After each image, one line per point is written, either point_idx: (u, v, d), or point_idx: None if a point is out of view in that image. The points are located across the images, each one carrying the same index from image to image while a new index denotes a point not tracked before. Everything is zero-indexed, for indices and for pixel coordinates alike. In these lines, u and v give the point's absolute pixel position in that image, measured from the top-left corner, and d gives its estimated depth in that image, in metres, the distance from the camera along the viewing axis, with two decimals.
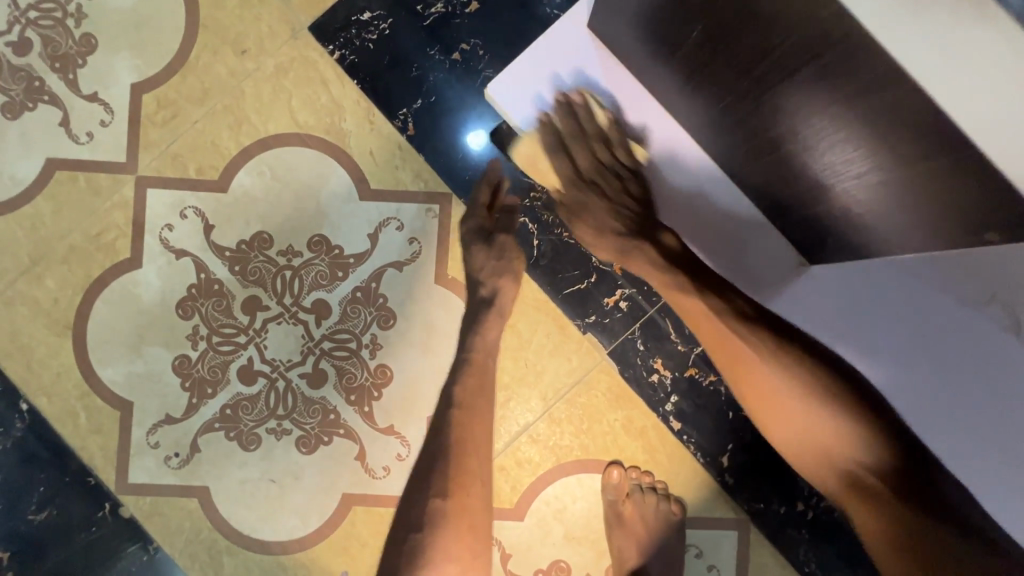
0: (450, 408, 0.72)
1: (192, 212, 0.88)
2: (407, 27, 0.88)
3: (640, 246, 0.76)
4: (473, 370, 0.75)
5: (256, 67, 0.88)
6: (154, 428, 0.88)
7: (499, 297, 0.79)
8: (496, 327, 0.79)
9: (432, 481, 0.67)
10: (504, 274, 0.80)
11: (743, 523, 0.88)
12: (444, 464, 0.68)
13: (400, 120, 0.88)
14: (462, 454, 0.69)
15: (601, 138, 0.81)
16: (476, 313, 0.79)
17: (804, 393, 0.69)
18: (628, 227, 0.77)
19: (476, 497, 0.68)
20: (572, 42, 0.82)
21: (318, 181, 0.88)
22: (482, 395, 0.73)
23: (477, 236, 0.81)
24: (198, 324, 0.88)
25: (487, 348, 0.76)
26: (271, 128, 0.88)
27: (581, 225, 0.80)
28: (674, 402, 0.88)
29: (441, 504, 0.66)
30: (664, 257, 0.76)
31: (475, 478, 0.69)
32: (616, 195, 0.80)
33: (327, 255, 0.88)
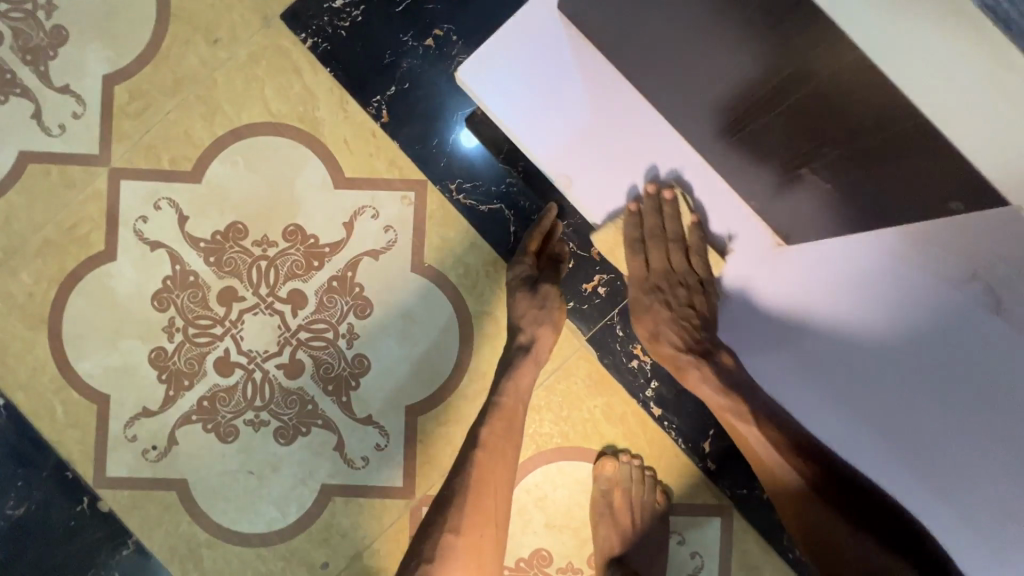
0: (475, 448, 0.75)
1: (167, 203, 0.87)
2: (380, 14, 0.87)
3: (700, 364, 0.79)
4: (502, 414, 0.76)
5: (229, 56, 0.88)
6: (131, 421, 0.87)
7: (536, 345, 0.80)
8: (531, 373, 0.80)
9: (448, 517, 0.71)
10: (544, 323, 0.80)
11: (725, 509, 0.87)
12: (462, 506, 0.71)
13: (374, 107, 0.88)
14: (480, 495, 0.73)
15: (680, 244, 0.81)
16: (512, 359, 0.79)
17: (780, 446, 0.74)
18: (691, 342, 0.80)
19: (489, 537, 0.72)
20: (545, 31, 0.80)
21: (293, 171, 0.88)
22: (508, 440, 0.76)
23: (523, 283, 0.81)
24: (173, 316, 0.87)
25: (518, 393, 0.78)
26: (244, 118, 0.88)
27: (641, 321, 0.83)
28: (654, 388, 0.87)
29: (454, 539, 0.70)
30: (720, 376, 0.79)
31: (490, 518, 0.73)
32: (681, 306, 0.81)
33: (303, 245, 0.87)
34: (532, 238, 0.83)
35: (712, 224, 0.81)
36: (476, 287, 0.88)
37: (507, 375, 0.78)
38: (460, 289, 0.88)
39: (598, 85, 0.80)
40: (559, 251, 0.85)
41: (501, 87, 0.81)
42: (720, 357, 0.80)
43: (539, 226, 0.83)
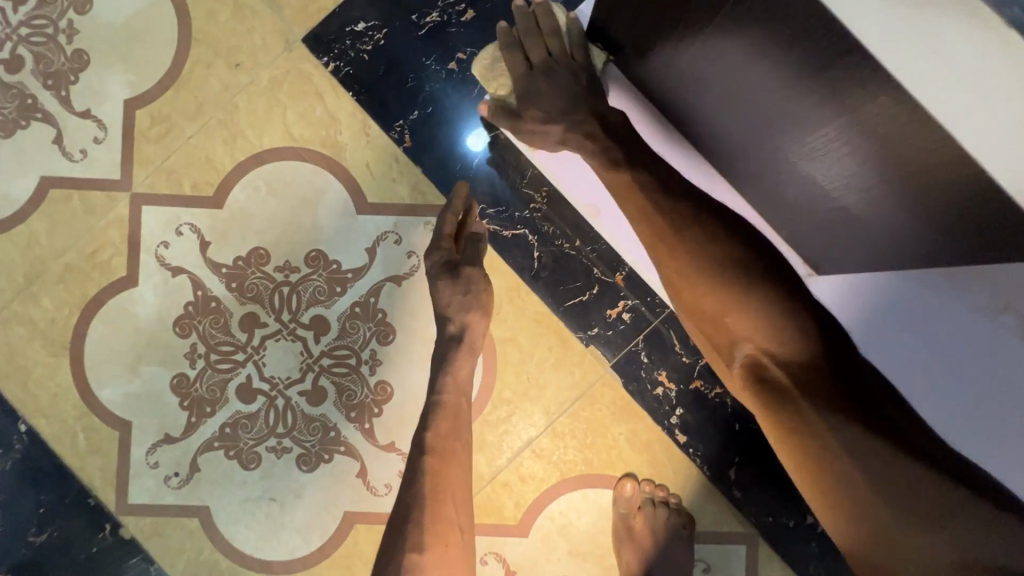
0: (421, 454, 0.69)
1: (188, 229, 0.87)
2: (403, 37, 0.87)
3: (585, 118, 0.72)
4: (445, 412, 0.72)
5: (250, 80, 0.87)
6: (153, 447, 0.87)
7: (469, 333, 0.77)
8: (468, 365, 0.76)
9: (408, 536, 0.65)
10: (472, 308, 0.77)
11: (751, 537, 0.86)
12: (418, 519, 0.65)
13: (396, 132, 0.87)
14: (438, 506, 0.67)
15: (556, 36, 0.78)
16: (446, 351, 0.76)
17: (710, 269, 0.66)
18: (575, 100, 0.74)
19: (456, 549, 0.66)
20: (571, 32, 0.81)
21: (315, 196, 0.87)
22: (457, 438, 0.71)
23: (443, 270, 0.79)
24: (195, 342, 0.87)
25: (459, 388, 0.74)
26: (266, 142, 0.87)
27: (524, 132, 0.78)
28: (679, 415, 0.86)
29: (418, 558, 0.64)
30: (604, 130, 0.71)
31: (453, 527, 0.67)
32: (564, 79, 0.76)
33: (325, 270, 0.87)
34: (444, 222, 0.81)
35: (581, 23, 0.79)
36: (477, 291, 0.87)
37: (442, 370, 0.74)
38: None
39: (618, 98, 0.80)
40: (479, 231, 0.83)
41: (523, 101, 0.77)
42: (608, 113, 0.73)
43: (451, 208, 0.81)
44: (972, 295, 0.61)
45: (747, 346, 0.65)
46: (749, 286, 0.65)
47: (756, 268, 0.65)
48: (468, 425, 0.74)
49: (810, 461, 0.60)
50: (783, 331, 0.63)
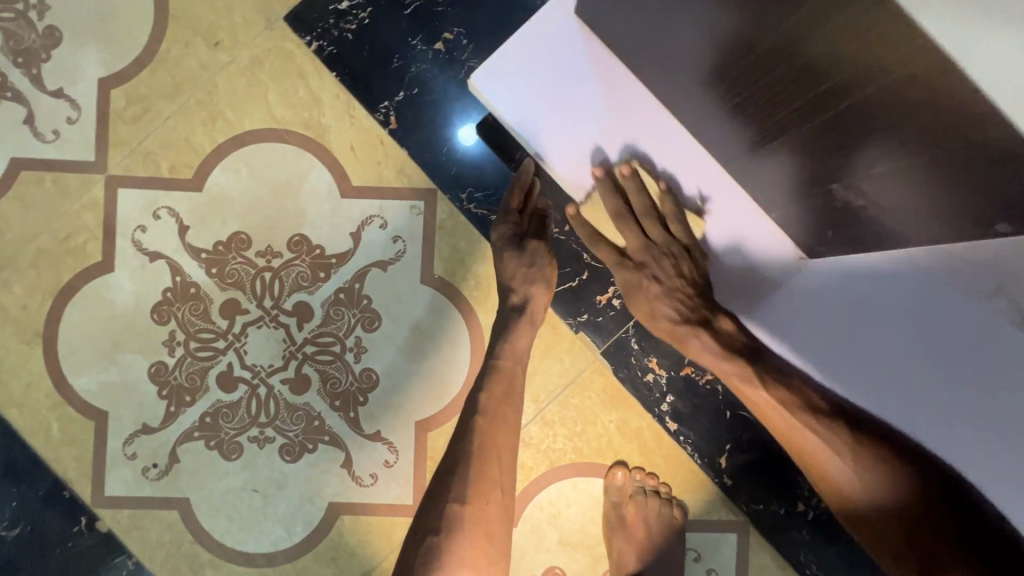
0: (476, 415, 0.71)
1: (166, 213, 0.84)
2: (387, 16, 0.84)
3: (698, 333, 0.74)
4: (501, 377, 0.73)
5: (230, 60, 0.85)
6: (131, 438, 0.84)
7: (530, 304, 0.76)
8: (528, 336, 0.76)
9: (454, 486, 0.67)
10: (536, 282, 0.76)
11: (741, 525, 0.85)
12: (465, 472, 0.68)
13: (381, 113, 0.85)
14: (482, 463, 0.69)
15: (653, 215, 0.77)
16: (506, 322, 0.76)
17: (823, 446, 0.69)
18: (686, 313, 0.75)
19: (495, 505, 0.68)
20: (558, 33, 0.75)
21: (298, 179, 0.85)
22: (509, 403, 0.72)
23: (508, 242, 0.77)
24: (174, 329, 0.84)
25: (516, 357, 0.74)
26: (247, 124, 0.85)
27: (634, 303, 0.78)
28: (670, 402, 0.85)
29: (460, 509, 0.66)
30: (721, 345, 0.74)
31: (495, 486, 0.68)
32: (669, 277, 0.76)
33: (309, 255, 0.85)
34: (513, 194, 0.80)
35: (683, 186, 0.77)
36: (455, 273, 0.85)
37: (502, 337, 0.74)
38: (471, 300, 0.85)
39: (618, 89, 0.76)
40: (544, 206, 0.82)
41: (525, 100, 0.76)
42: (719, 323, 0.76)
43: (519, 181, 0.79)
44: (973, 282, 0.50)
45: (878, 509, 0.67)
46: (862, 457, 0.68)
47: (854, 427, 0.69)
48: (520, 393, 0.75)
49: None
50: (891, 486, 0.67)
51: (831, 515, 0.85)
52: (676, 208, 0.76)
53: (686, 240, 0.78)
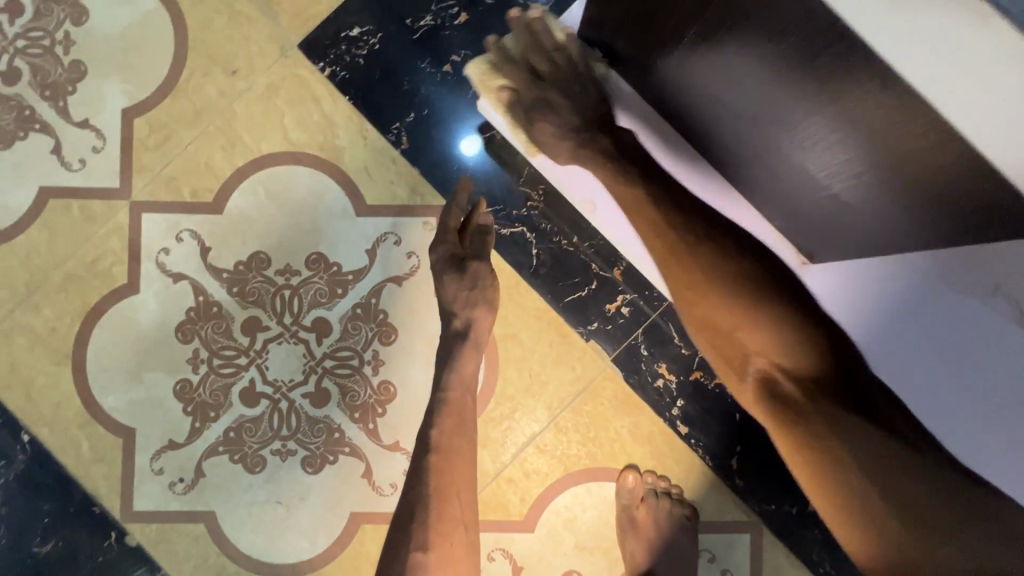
0: (429, 452, 0.73)
1: (188, 235, 0.88)
2: (398, 41, 0.88)
3: (596, 138, 0.74)
4: (450, 409, 0.76)
5: (247, 87, 0.88)
6: (158, 454, 0.87)
7: (474, 327, 0.78)
8: (473, 361, 0.79)
9: (414, 534, 0.68)
10: (477, 304, 0.78)
11: (754, 525, 0.87)
12: (424, 517, 0.69)
13: (393, 134, 0.88)
14: (442, 501, 0.71)
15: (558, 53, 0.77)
16: (450, 349, 0.78)
17: (718, 281, 0.68)
18: (588, 120, 0.75)
19: (460, 544, 0.70)
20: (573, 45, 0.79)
21: (314, 200, 0.88)
22: (461, 434, 0.75)
23: (448, 264, 0.79)
24: (197, 347, 0.87)
25: (464, 385, 0.77)
26: (264, 148, 0.88)
27: (539, 128, 0.77)
28: (680, 406, 0.87)
29: (423, 557, 0.67)
30: (616, 149, 0.74)
31: (458, 524, 0.71)
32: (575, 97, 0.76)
33: (326, 273, 0.88)
34: (450, 215, 0.81)
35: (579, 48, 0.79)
36: None
37: (447, 369, 0.77)
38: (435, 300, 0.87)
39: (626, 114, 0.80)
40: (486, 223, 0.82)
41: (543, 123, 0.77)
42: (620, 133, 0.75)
43: (456, 203, 0.81)
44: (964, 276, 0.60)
45: (762, 362, 0.67)
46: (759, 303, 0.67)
47: (753, 274, 0.69)
48: (472, 427, 0.78)
49: (821, 472, 0.62)
50: (805, 356, 0.65)
51: None
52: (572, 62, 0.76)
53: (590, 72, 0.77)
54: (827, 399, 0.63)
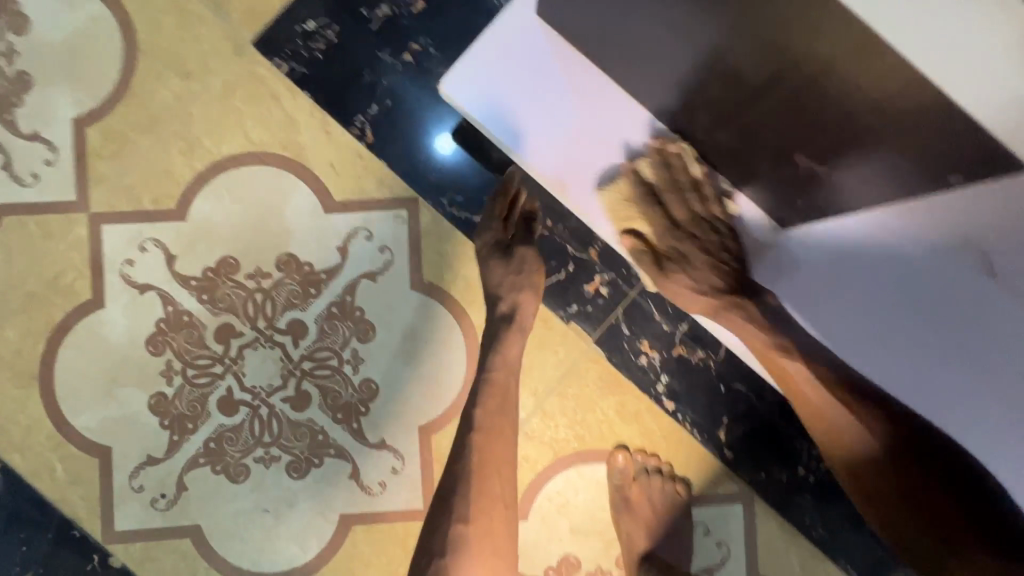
0: (472, 431, 0.75)
1: (152, 245, 0.85)
2: (355, 32, 0.86)
3: (745, 305, 0.73)
4: (494, 390, 0.77)
5: (203, 89, 0.86)
6: (136, 471, 0.84)
7: (518, 313, 0.78)
8: (518, 345, 0.79)
9: (456, 509, 0.72)
10: (523, 288, 0.78)
11: (745, 495, 0.88)
12: (465, 496, 0.73)
13: (357, 128, 0.86)
14: (482, 478, 0.74)
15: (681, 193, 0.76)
16: (496, 331, 0.78)
17: (862, 435, 0.70)
18: (727, 286, 0.75)
19: (500, 521, 0.74)
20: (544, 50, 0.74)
21: (281, 200, 0.86)
22: (504, 417, 0.76)
23: (494, 251, 0.80)
24: (170, 358, 0.85)
25: (507, 367, 0.77)
26: (225, 150, 0.86)
27: (673, 292, 0.77)
28: (665, 383, 0.87)
29: (464, 529, 0.72)
30: (765, 315, 0.72)
31: (498, 502, 0.74)
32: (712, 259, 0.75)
33: (298, 273, 0.86)
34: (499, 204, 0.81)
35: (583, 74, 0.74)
36: (445, 275, 0.86)
37: (493, 350, 0.77)
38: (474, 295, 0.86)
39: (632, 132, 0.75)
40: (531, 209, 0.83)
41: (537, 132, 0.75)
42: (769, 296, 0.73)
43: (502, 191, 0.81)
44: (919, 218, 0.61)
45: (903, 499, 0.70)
46: (897, 448, 0.69)
47: (886, 422, 0.70)
48: (514, 405, 0.79)
49: None
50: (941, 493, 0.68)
51: (831, 476, 0.87)
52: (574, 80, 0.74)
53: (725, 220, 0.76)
54: (967, 529, 0.67)
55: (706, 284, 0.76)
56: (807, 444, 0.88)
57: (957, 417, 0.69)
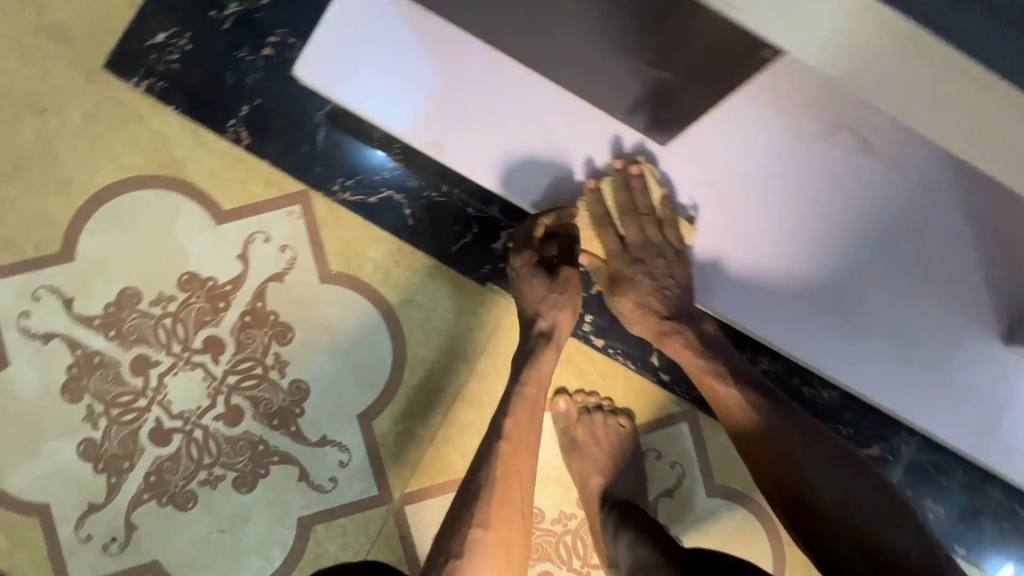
0: (499, 438, 0.70)
1: (45, 291, 0.82)
2: (208, 36, 0.84)
3: (681, 329, 0.76)
4: (525, 402, 0.73)
5: (63, 123, 0.83)
6: (81, 521, 0.82)
7: (556, 331, 0.78)
8: (550, 361, 0.77)
9: (478, 508, 0.65)
10: (563, 307, 0.78)
11: (688, 413, 0.90)
12: (488, 499, 0.66)
13: (231, 132, 0.84)
14: (506, 486, 0.67)
15: (652, 214, 0.78)
16: (526, 347, 0.77)
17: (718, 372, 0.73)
18: (672, 309, 0.77)
19: (518, 531, 0.66)
20: (395, 32, 0.77)
21: (169, 220, 0.84)
22: (530, 428, 0.73)
23: (537, 270, 0.78)
24: (90, 402, 0.83)
25: (541, 380, 0.75)
26: (100, 180, 0.83)
27: (621, 301, 0.79)
28: (590, 321, 0.88)
29: (483, 534, 0.64)
30: (698, 340, 0.75)
31: (516, 510, 0.67)
32: (663, 275, 0.77)
33: (203, 290, 0.84)
34: (537, 225, 0.78)
35: (448, 52, 0.77)
36: (353, 262, 0.86)
37: (526, 362, 0.75)
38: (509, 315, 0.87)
39: (525, 91, 0.77)
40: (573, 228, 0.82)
41: (437, 116, 0.77)
42: (702, 324, 0.77)
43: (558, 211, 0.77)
44: (784, 130, 0.79)
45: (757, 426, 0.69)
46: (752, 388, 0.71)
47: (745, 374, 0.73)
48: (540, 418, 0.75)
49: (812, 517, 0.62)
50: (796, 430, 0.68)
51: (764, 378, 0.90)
52: (442, 55, 0.77)
53: (680, 245, 0.78)
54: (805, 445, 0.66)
55: (653, 303, 0.77)
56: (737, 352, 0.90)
57: (891, 287, 0.81)
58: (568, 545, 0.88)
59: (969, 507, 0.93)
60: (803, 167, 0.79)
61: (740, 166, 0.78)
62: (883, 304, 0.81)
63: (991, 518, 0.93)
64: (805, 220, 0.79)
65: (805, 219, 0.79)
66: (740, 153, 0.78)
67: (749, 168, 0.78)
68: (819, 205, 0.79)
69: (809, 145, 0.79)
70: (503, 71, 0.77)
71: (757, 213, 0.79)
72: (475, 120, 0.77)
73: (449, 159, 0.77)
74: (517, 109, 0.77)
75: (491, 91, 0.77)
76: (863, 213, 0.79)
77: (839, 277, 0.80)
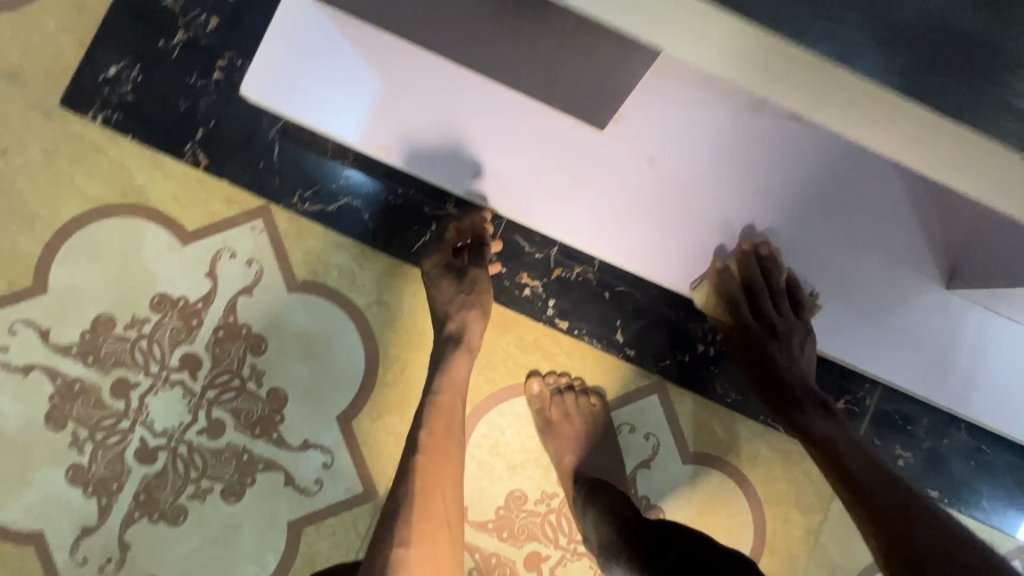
0: (414, 452, 0.70)
1: (21, 325, 0.85)
2: (158, 65, 0.87)
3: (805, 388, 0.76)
4: (440, 411, 0.75)
5: (24, 161, 0.86)
6: (75, 545, 0.85)
7: (467, 331, 0.81)
8: (464, 365, 0.80)
9: (398, 530, 0.64)
10: (473, 306, 0.81)
11: (657, 385, 0.93)
12: (410, 508, 0.66)
13: (189, 155, 0.87)
14: (427, 500, 0.67)
15: (781, 292, 0.82)
16: (442, 350, 0.80)
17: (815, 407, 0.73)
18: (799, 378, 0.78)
19: (444, 544, 0.66)
20: (331, 43, 0.79)
21: (136, 245, 0.87)
22: (450, 436, 0.73)
23: (444, 271, 0.83)
24: (74, 428, 0.85)
25: (454, 386, 0.77)
26: (65, 213, 0.86)
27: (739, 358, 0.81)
28: (553, 305, 0.91)
29: (406, 553, 0.62)
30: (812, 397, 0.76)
31: (440, 524, 0.66)
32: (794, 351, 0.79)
33: (175, 309, 0.87)
34: (448, 230, 0.86)
35: (386, 59, 0.80)
36: (318, 270, 0.88)
37: (439, 370, 0.77)
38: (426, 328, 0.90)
39: (466, 90, 0.81)
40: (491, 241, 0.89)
41: (383, 122, 0.81)
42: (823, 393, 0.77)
43: (463, 219, 0.86)
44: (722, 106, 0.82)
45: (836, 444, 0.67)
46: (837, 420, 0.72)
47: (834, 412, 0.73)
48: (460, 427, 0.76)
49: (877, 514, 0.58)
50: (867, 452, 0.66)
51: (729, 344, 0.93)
52: (379, 62, 0.80)
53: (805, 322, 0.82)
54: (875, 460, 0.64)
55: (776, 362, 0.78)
56: (699, 321, 0.93)
57: (839, 247, 0.84)
58: (553, 524, 0.90)
59: (937, 450, 0.96)
60: (740, 139, 0.82)
61: (682, 144, 0.82)
62: (831, 265, 0.84)
63: (958, 458, 0.96)
64: (752, 192, 0.83)
65: (743, 190, 0.83)
66: (681, 132, 0.82)
67: (691, 146, 0.82)
68: (763, 176, 0.83)
69: (740, 117, 0.82)
70: (442, 73, 0.80)
71: (703, 188, 0.83)
72: (419, 122, 0.81)
73: (398, 161, 0.82)
74: (460, 108, 0.81)
75: (432, 94, 0.80)
76: (802, 178, 0.83)
77: (787, 243, 0.84)
